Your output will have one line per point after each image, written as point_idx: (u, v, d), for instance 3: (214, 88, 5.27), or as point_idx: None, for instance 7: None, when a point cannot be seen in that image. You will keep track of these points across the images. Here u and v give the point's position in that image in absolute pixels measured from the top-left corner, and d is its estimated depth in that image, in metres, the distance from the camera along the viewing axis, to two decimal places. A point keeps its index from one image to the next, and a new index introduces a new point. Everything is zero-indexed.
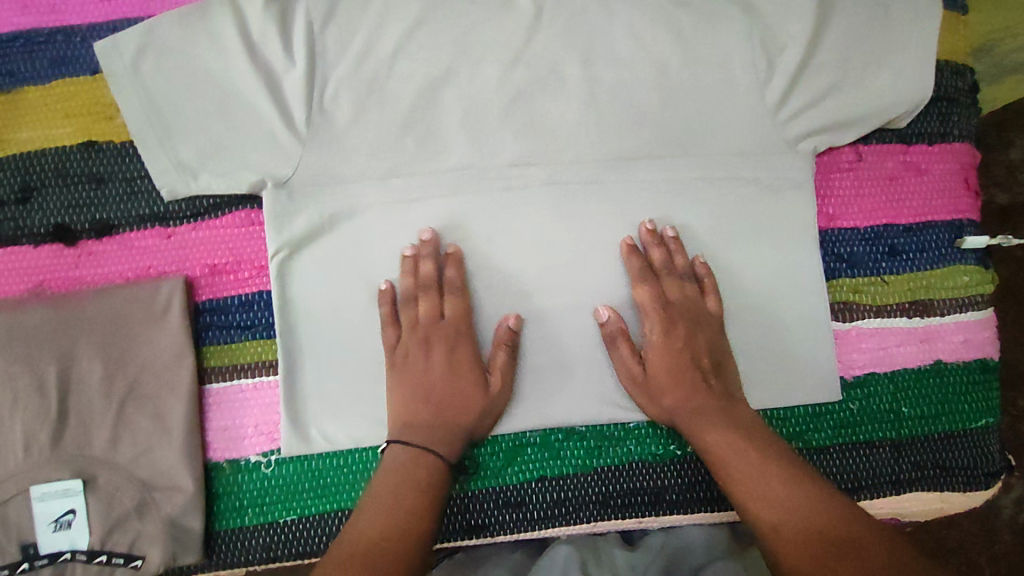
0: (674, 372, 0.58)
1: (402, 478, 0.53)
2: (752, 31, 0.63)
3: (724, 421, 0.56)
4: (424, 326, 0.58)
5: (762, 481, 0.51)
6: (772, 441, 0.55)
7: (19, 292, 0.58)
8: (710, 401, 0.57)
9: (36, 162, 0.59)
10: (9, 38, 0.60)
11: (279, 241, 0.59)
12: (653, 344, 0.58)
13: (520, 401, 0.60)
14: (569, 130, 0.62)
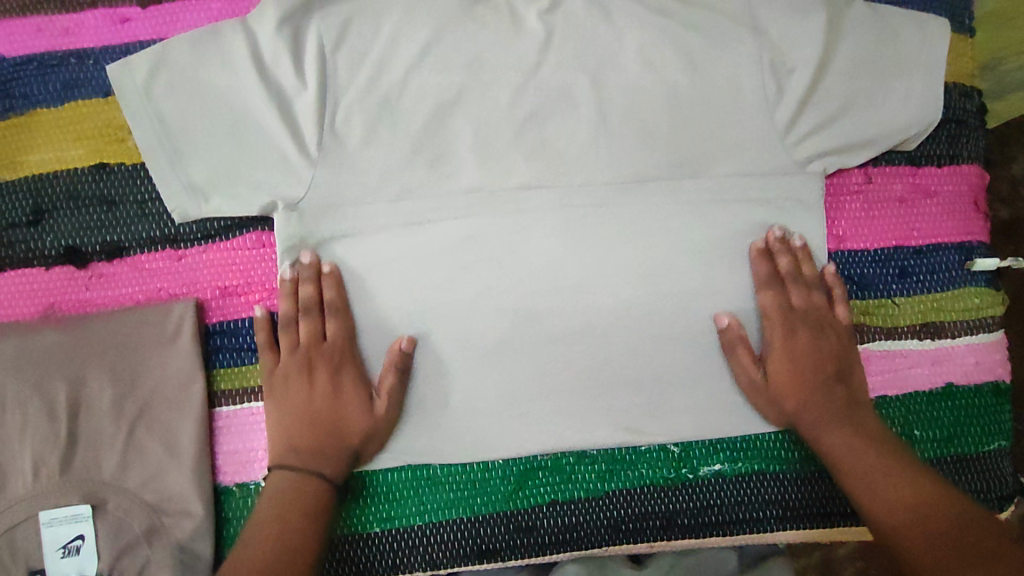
0: (800, 376, 0.60)
1: (286, 506, 0.54)
2: (761, 54, 0.63)
3: (840, 424, 0.58)
4: (307, 350, 0.59)
5: (879, 482, 0.54)
6: (892, 446, 0.57)
7: (30, 315, 0.58)
8: (829, 406, 0.59)
9: (48, 185, 0.59)
10: (22, 61, 0.60)
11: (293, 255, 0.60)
12: (778, 347, 0.60)
13: (531, 425, 0.60)
14: (579, 152, 0.62)
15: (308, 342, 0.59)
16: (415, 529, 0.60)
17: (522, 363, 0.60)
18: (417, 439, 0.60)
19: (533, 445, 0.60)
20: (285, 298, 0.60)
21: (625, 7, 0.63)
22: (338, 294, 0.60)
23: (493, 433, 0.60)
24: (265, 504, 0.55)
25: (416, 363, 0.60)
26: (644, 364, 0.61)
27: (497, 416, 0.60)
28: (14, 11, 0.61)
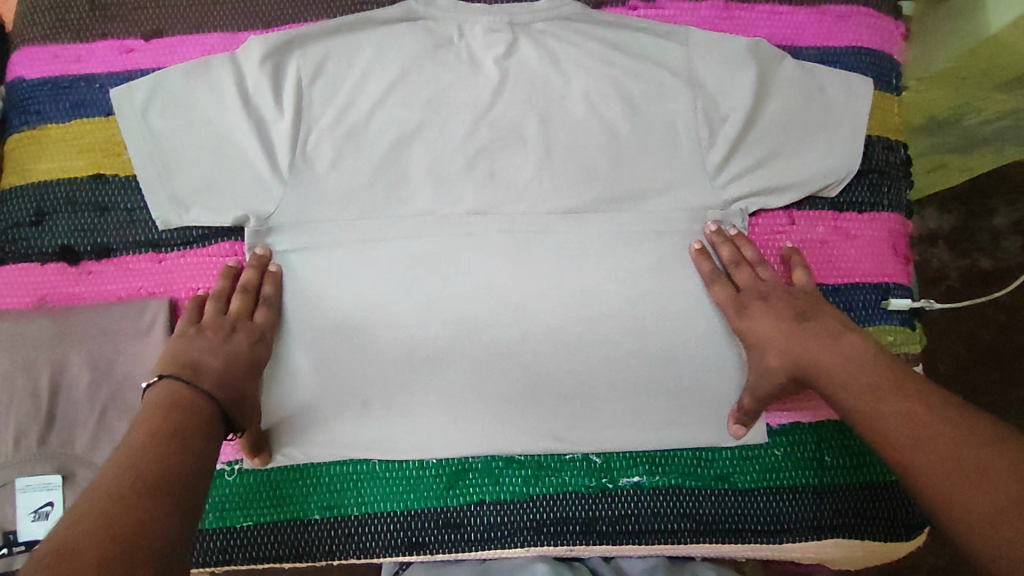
0: (767, 340, 0.61)
1: (165, 418, 0.52)
2: (694, 104, 0.70)
3: (834, 355, 0.57)
4: (236, 317, 0.62)
5: (889, 414, 0.51)
6: (897, 371, 0.54)
7: (24, 305, 0.65)
8: (801, 354, 0.59)
9: (50, 191, 0.67)
10: (39, 83, 0.68)
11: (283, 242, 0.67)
12: (745, 325, 0.63)
13: (468, 430, 0.65)
14: (524, 183, 0.69)
15: (238, 313, 0.63)
16: (352, 519, 0.65)
17: (462, 371, 0.65)
18: (359, 436, 0.65)
19: (468, 447, 0.65)
20: (227, 278, 0.65)
21: (572, 56, 0.70)
22: (274, 290, 0.65)
23: (432, 435, 0.65)
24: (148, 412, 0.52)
25: (354, 330, 0.65)
26: (576, 380, 0.65)
27: (436, 419, 0.65)
28: (35, 40, 0.69)
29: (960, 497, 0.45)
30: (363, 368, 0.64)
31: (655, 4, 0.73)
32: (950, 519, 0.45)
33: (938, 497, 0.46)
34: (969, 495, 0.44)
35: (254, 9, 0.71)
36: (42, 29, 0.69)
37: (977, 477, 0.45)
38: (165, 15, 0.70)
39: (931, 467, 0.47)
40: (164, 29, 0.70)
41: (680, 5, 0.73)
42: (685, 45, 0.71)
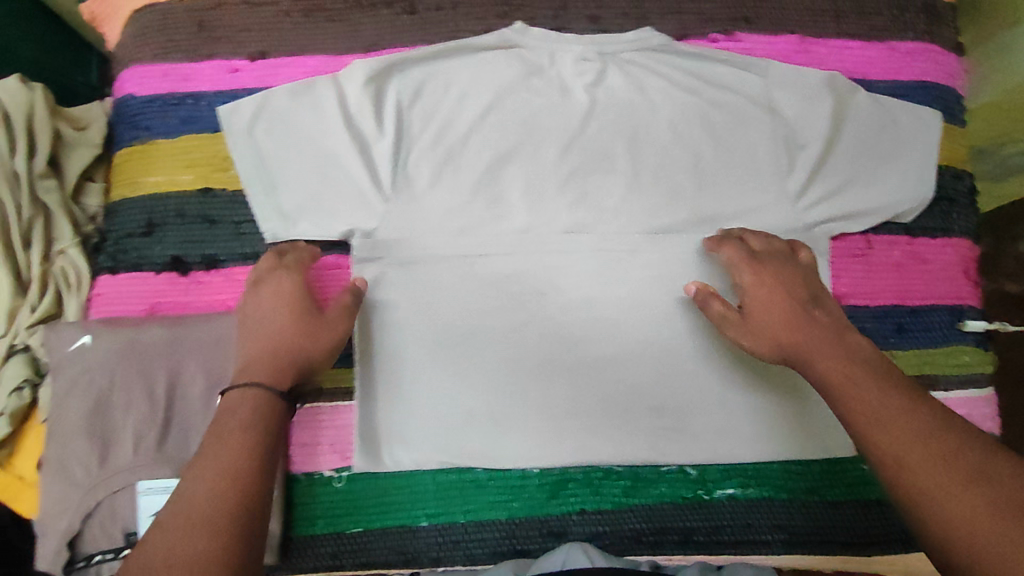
0: (767, 307, 0.62)
1: (233, 454, 0.51)
2: (775, 133, 0.73)
3: (842, 348, 0.57)
4: (263, 276, 0.65)
5: (882, 409, 0.50)
6: (889, 374, 0.54)
7: (136, 313, 0.67)
8: (815, 331, 0.59)
9: (161, 203, 0.69)
10: (149, 100, 0.71)
11: (385, 257, 0.69)
12: (753, 290, 0.63)
13: (562, 443, 0.67)
14: (616, 205, 0.72)
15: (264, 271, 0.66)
16: (458, 526, 0.66)
17: (556, 386, 0.68)
18: (457, 446, 0.67)
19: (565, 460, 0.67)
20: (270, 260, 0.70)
21: (657, 84, 0.74)
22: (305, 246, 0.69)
23: (532, 447, 0.67)
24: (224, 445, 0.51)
25: (460, 342, 0.69)
26: (669, 394, 0.68)
27: (531, 427, 0.67)
28: (146, 59, 0.72)
29: (959, 495, 0.44)
30: (463, 380, 0.68)
31: (735, 37, 0.76)
32: (940, 515, 0.44)
33: (935, 494, 0.45)
34: (969, 496, 0.44)
35: (353, 33, 0.73)
36: (153, 49, 0.72)
37: (978, 480, 0.45)
38: (269, 36, 0.72)
39: (932, 464, 0.46)
40: (268, 50, 0.72)
41: (759, 38, 0.76)
42: (764, 77, 0.74)
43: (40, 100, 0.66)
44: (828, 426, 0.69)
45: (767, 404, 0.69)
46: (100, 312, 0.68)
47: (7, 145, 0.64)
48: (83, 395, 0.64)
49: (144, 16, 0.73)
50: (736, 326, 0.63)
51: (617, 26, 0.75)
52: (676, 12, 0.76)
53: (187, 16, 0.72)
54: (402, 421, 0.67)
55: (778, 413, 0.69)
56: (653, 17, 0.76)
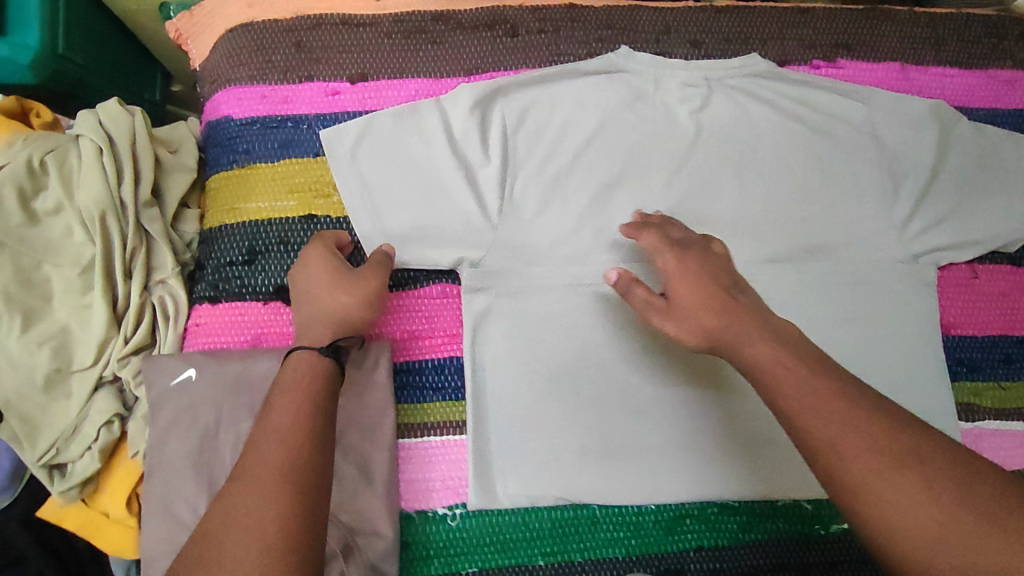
0: (678, 295, 0.56)
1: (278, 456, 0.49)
2: (879, 161, 0.73)
3: (770, 336, 0.52)
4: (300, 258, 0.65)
5: (809, 391, 0.48)
6: (807, 353, 0.51)
7: (239, 344, 0.65)
8: (750, 319, 0.53)
9: (263, 229, 0.67)
10: (247, 122, 0.68)
11: (494, 286, 0.68)
12: (675, 273, 0.57)
13: (641, 480, 0.65)
14: (726, 231, 0.72)
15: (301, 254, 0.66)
16: (576, 565, 0.65)
17: (669, 421, 0.67)
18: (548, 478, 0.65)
19: (649, 495, 0.65)
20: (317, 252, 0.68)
21: (762, 110, 0.73)
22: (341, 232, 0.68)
23: (595, 475, 0.65)
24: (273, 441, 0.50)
25: (570, 375, 0.67)
26: (737, 420, 0.67)
27: (646, 461, 0.66)
28: (243, 80, 0.69)
29: (897, 481, 0.44)
30: (572, 414, 0.66)
31: (837, 64, 0.75)
32: (877, 503, 0.44)
33: (865, 475, 0.45)
34: (905, 482, 0.44)
35: (455, 56, 0.71)
36: (249, 70, 0.69)
37: (915, 465, 0.45)
38: (370, 58, 0.70)
39: (864, 446, 0.45)
40: (369, 72, 0.70)
41: (860, 65, 0.75)
42: (867, 104, 0.73)
43: (142, 125, 0.66)
44: (770, 420, 0.67)
45: (716, 403, 0.67)
46: (200, 343, 0.65)
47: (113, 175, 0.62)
48: (188, 430, 0.62)
49: (237, 35, 0.70)
50: (658, 312, 0.57)
51: (719, 51, 0.74)
52: (779, 38, 0.75)
53: (284, 36, 0.70)
54: (515, 456, 0.65)
55: (716, 410, 0.67)
56: (755, 43, 0.75)
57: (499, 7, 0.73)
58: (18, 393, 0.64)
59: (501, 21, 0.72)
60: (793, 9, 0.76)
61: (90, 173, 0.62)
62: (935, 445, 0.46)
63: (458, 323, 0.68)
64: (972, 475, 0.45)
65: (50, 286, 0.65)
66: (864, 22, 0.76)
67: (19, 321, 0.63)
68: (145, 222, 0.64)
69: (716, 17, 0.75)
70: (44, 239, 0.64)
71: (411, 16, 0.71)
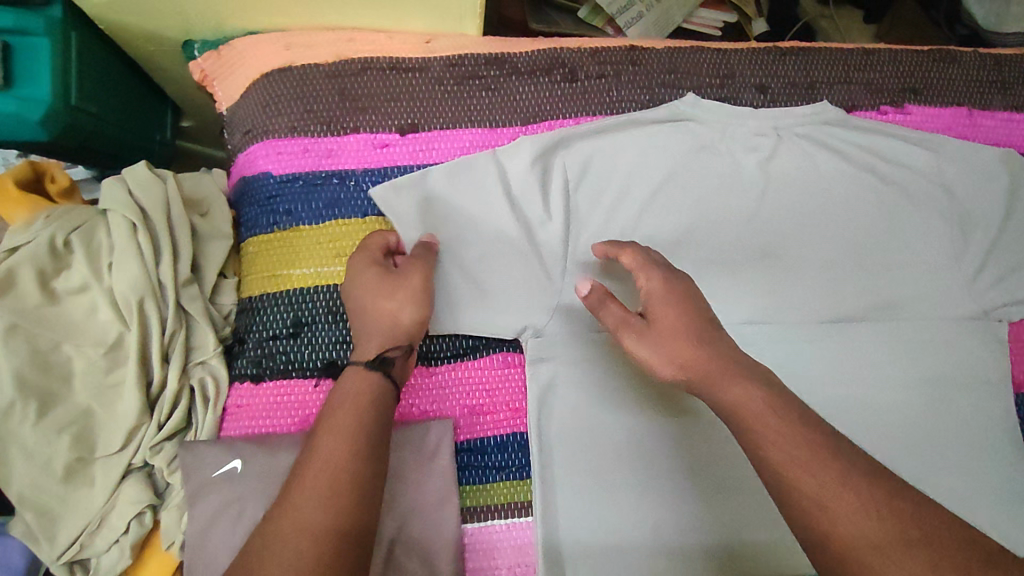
0: (659, 318, 0.51)
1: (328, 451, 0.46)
2: (948, 212, 0.70)
3: (744, 376, 0.47)
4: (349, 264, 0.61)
5: (795, 446, 0.44)
6: (790, 398, 0.47)
7: (286, 428, 0.59)
8: (728, 360, 0.49)
9: (309, 298, 0.61)
10: (289, 179, 0.63)
11: (558, 351, 0.63)
12: (658, 294, 0.53)
13: (625, 526, 0.61)
14: (794, 287, 0.68)
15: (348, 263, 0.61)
16: None
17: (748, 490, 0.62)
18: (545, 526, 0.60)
19: (638, 532, 0.61)
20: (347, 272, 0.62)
21: (829, 159, 0.69)
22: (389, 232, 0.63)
23: (580, 519, 0.61)
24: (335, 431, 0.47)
25: (639, 447, 0.62)
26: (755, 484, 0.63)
27: (691, 517, 0.62)
28: (282, 132, 0.64)
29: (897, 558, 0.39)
30: (641, 490, 0.62)
31: (904, 109, 0.72)
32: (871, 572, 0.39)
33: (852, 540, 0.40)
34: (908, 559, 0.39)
35: (511, 104, 0.67)
36: (289, 121, 0.64)
37: (918, 543, 0.40)
38: (421, 107, 0.65)
39: (857, 515, 0.41)
40: (420, 122, 0.65)
41: (927, 111, 0.72)
42: (936, 152, 0.70)
43: (174, 195, 0.61)
44: (728, 452, 0.63)
45: (679, 437, 0.63)
46: (241, 427, 0.59)
47: (150, 252, 0.58)
48: (232, 526, 0.55)
49: (275, 83, 0.65)
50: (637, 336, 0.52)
51: (786, 96, 0.71)
52: (844, 83, 0.72)
53: (327, 82, 0.65)
54: (583, 540, 0.61)
55: (671, 444, 0.63)
56: (821, 88, 0.72)
57: (556, 49, 0.69)
58: (33, 486, 0.55)
59: (558, 66, 0.68)
60: (857, 50, 0.74)
61: (123, 253, 0.58)
62: (934, 512, 0.41)
63: (521, 396, 0.63)
64: (979, 556, 0.39)
65: (69, 368, 0.58)
66: (930, 65, 0.73)
67: (34, 409, 0.56)
68: (185, 300, 0.59)
69: (781, 59, 0.72)
70: (68, 320, 0.58)
71: (464, 60, 0.67)
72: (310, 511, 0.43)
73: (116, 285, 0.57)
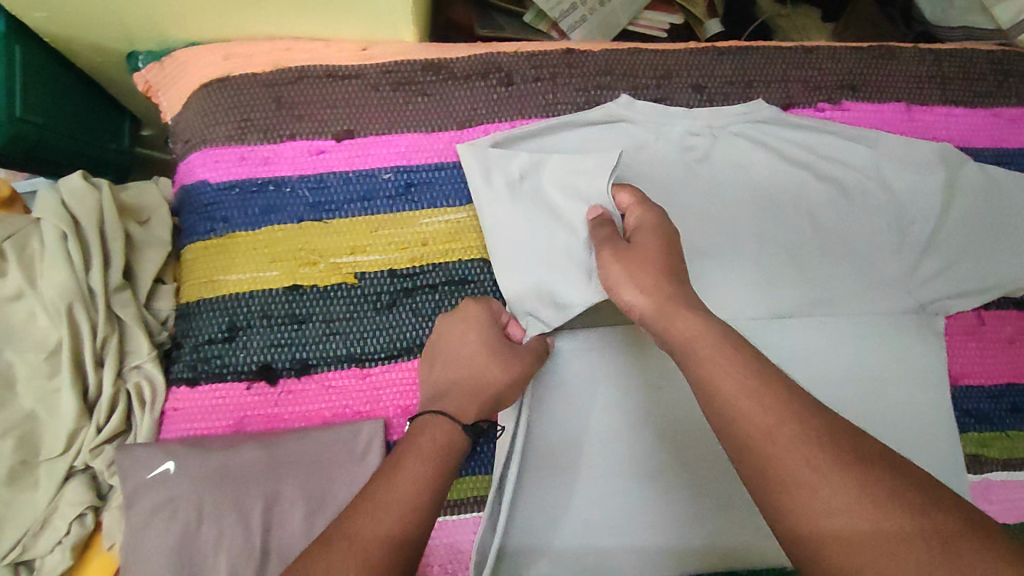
0: (641, 248, 0.53)
1: (412, 471, 0.47)
2: (882, 210, 0.70)
3: (698, 311, 0.47)
4: (290, 268, 0.63)
5: (731, 375, 0.43)
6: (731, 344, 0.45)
7: (221, 431, 0.60)
8: (679, 297, 0.49)
9: (245, 303, 0.63)
10: (226, 187, 0.64)
11: (574, 346, 0.65)
12: (647, 228, 0.55)
13: (571, 487, 0.62)
14: (729, 281, 0.68)
15: (288, 267, 0.63)
16: None
17: (692, 484, 0.63)
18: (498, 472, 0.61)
19: (598, 496, 0.62)
20: (282, 273, 0.63)
21: (762, 159, 0.70)
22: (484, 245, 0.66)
23: (549, 509, 0.62)
24: (419, 466, 0.48)
25: (621, 449, 0.63)
26: (681, 470, 0.63)
27: (633, 496, 0.63)
28: (219, 142, 0.65)
29: (834, 481, 0.38)
30: (611, 489, 0.62)
31: (841, 106, 0.73)
32: (833, 531, 0.37)
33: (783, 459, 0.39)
34: (843, 482, 0.38)
35: (448, 109, 0.68)
36: (226, 129, 0.65)
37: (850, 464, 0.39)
38: (356, 114, 0.67)
39: (783, 448, 0.39)
40: (356, 128, 0.66)
41: (866, 107, 0.73)
42: (874, 149, 0.71)
43: (107, 204, 0.63)
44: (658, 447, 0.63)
45: (658, 412, 0.64)
46: (177, 430, 0.60)
47: (80, 260, 0.59)
48: (165, 527, 0.56)
49: (214, 92, 0.66)
50: (615, 252, 0.54)
51: (722, 96, 0.72)
52: (781, 81, 0.73)
53: (264, 91, 0.66)
54: (546, 534, 0.61)
55: (648, 440, 0.63)
56: (757, 86, 0.72)
57: (493, 53, 0.70)
58: None
59: (495, 70, 0.69)
60: (797, 49, 0.74)
61: (55, 262, 0.59)
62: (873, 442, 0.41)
63: None
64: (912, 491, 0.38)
65: (12, 372, 0.59)
66: (869, 62, 0.74)
67: None
68: (117, 306, 0.61)
69: (717, 60, 0.73)
70: (5, 324, 0.60)
71: (400, 67, 0.68)
72: (377, 519, 0.44)
73: (48, 293, 0.59)
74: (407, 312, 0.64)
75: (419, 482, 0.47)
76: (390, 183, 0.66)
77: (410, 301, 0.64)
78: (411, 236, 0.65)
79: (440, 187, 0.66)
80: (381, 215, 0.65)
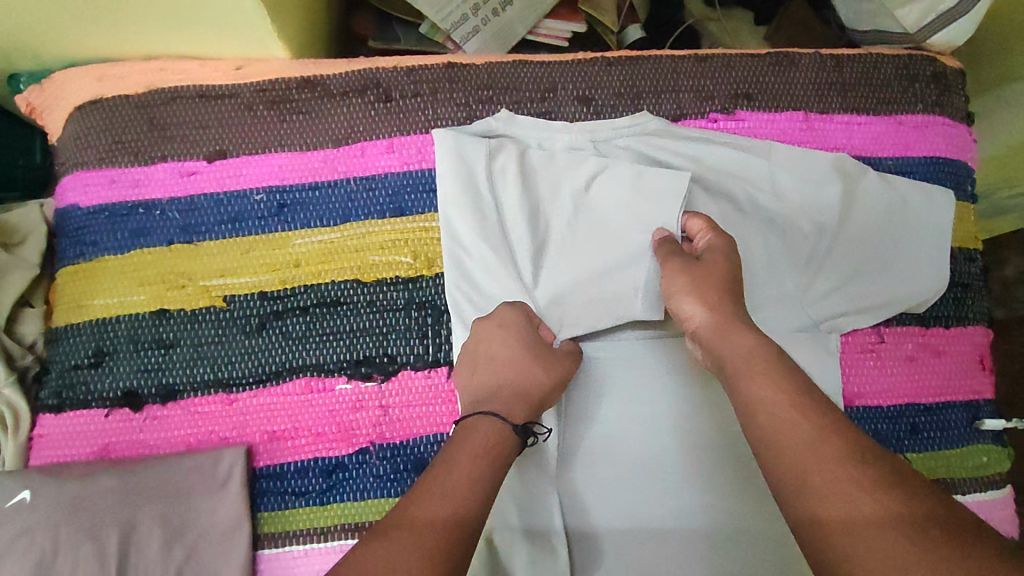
0: (708, 268, 0.58)
1: (468, 469, 0.49)
2: (776, 223, 0.68)
3: (754, 331, 0.53)
4: (160, 291, 0.63)
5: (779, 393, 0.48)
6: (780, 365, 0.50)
7: (83, 457, 0.60)
8: (740, 319, 0.55)
9: (113, 328, 0.62)
10: (96, 210, 0.64)
11: (631, 342, 0.65)
12: (720, 249, 0.60)
13: (619, 488, 0.62)
14: None
15: (158, 290, 0.63)
16: None
17: (678, 508, 0.62)
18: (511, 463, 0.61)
19: (659, 496, 0.62)
20: (150, 297, 0.63)
21: None
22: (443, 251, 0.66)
23: (610, 511, 0.62)
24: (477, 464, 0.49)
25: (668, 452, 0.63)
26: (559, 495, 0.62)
27: (626, 505, 0.62)
28: (90, 164, 0.65)
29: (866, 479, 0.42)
30: (661, 491, 0.62)
31: (735, 116, 0.71)
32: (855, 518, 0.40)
33: (822, 467, 0.43)
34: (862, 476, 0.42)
35: (324, 126, 0.67)
36: (99, 151, 0.65)
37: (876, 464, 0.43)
38: (231, 135, 0.66)
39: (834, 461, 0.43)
40: (228, 149, 0.66)
41: (761, 116, 0.71)
42: (767, 159, 0.69)
43: None
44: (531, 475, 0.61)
45: (706, 417, 0.64)
46: (43, 456, 0.61)
47: None
48: None
49: (87, 116, 0.66)
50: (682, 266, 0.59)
51: (610, 108, 0.70)
52: (673, 91, 0.70)
53: (138, 113, 0.66)
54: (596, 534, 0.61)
55: (697, 443, 0.63)
56: (647, 98, 0.70)
57: (372, 69, 0.68)
58: None
59: (373, 86, 0.68)
60: (690, 57, 0.72)
61: None
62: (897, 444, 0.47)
63: (326, 422, 0.62)
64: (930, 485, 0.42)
65: None
66: (765, 69, 0.71)
67: None
68: None
69: (606, 71, 0.70)
70: None
71: (275, 86, 0.67)
72: (435, 508, 0.45)
73: None
74: (277, 336, 0.63)
75: (470, 478, 0.48)
76: (262, 205, 0.65)
77: (280, 324, 0.63)
78: (283, 258, 0.64)
79: (315, 208, 0.65)
80: (251, 237, 0.64)
